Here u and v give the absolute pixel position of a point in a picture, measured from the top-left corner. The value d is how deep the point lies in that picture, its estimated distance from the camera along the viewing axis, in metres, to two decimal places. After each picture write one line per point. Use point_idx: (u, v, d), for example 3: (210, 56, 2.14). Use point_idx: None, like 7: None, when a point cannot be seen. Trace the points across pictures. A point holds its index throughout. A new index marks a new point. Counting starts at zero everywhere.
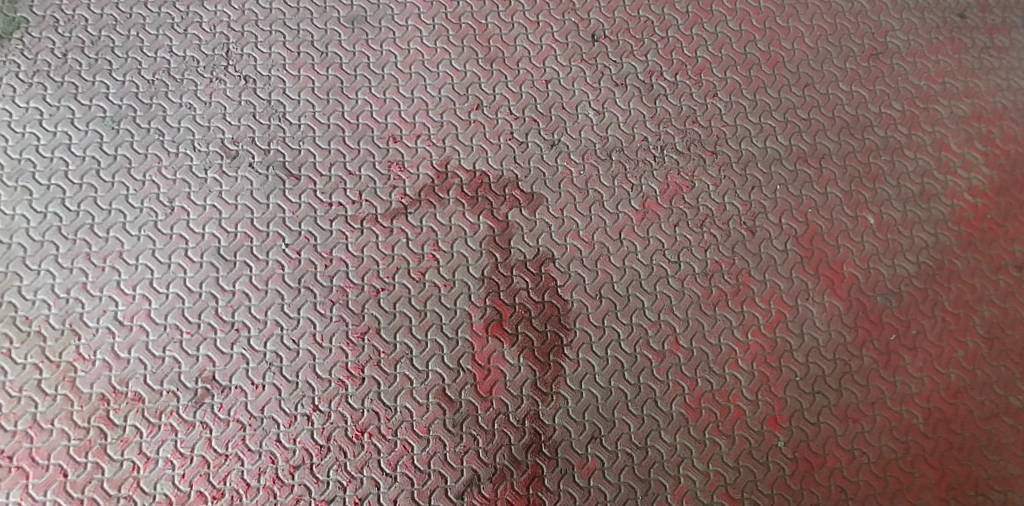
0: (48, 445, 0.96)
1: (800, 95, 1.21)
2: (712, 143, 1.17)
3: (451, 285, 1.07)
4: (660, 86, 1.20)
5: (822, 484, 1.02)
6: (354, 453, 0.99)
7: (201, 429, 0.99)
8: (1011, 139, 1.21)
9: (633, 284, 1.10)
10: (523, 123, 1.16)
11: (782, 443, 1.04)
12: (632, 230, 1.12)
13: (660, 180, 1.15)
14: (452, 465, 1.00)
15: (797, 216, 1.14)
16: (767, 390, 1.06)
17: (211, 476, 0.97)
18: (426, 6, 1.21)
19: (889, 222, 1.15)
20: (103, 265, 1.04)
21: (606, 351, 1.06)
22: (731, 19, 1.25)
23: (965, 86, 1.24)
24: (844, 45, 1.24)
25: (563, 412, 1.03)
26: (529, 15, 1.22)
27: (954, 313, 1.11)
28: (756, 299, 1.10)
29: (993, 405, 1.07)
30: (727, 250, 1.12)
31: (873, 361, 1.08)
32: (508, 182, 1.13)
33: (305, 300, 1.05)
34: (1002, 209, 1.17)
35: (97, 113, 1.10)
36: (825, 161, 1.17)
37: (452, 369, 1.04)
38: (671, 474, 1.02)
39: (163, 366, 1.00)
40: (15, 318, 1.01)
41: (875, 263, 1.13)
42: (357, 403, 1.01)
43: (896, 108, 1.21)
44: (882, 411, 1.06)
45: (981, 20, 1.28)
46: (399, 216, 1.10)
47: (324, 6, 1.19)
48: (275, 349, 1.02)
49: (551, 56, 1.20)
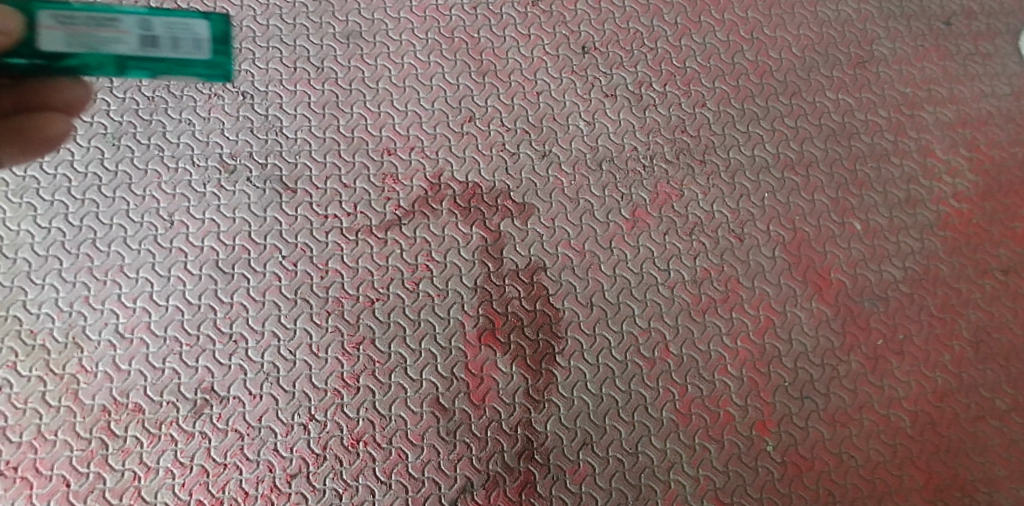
0: (52, 456, 0.98)
1: (788, 104, 1.23)
2: (701, 152, 1.19)
3: (445, 295, 1.10)
4: (650, 97, 1.22)
5: (811, 487, 1.04)
6: (350, 461, 1.02)
7: (201, 439, 1.01)
8: (995, 144, 1.23)
9: (623, 292, 1.12)
10: (515, 135, 1.18)
11: (771, 448, 1.06)
12: (623, 239, 1.14)
13: (650, 190, 1.17)
14: (446, 473, 1.02)
15: (785, 222, 1.16)
16: (757, 396, 1.08)
17: (210, 484, 0.99)
18: (419, 21, 1.24)
19: (876, 228, 1.17)
20: (104, 279, 1.06)
21: (597, 358, 1.08)
22: (719, 29, 1.27)
23: (950, 92, 1.25)
24: (831, 54, 1.26)
25: (556, 419, 1.05)
26: (521, 29, 1.25)
27: (940, 317, 1.13)
28: (745, 305, 1.12)
29: (979, 408, 1.09)
30: (716, 257, 1.14)
31: (860, 366, 1.10)
32: (500, 192, 1.15)
33: (302, 311, 1.07)
34: (987, 214, 1.19)
35: (98, 130, 1.12)
36: (813, 168, 1.19)
37: (446, 377, 1.06)
38: (661, 478, 1.04)
39: (163, 377, 1.03)
40: (20, 331, 1.03)
41: (862, 269, 1.15)
42: (353, 412, 1.03)
43: (882, 115, 1.23)
44: (869, 415, 1.08)
45: (967, 27, 1.29)
46: (393, 227, 1.12)
47: (320, 22, 1.22)
48: (272, 360, 1.05)
49: (542, 69, 1.22)
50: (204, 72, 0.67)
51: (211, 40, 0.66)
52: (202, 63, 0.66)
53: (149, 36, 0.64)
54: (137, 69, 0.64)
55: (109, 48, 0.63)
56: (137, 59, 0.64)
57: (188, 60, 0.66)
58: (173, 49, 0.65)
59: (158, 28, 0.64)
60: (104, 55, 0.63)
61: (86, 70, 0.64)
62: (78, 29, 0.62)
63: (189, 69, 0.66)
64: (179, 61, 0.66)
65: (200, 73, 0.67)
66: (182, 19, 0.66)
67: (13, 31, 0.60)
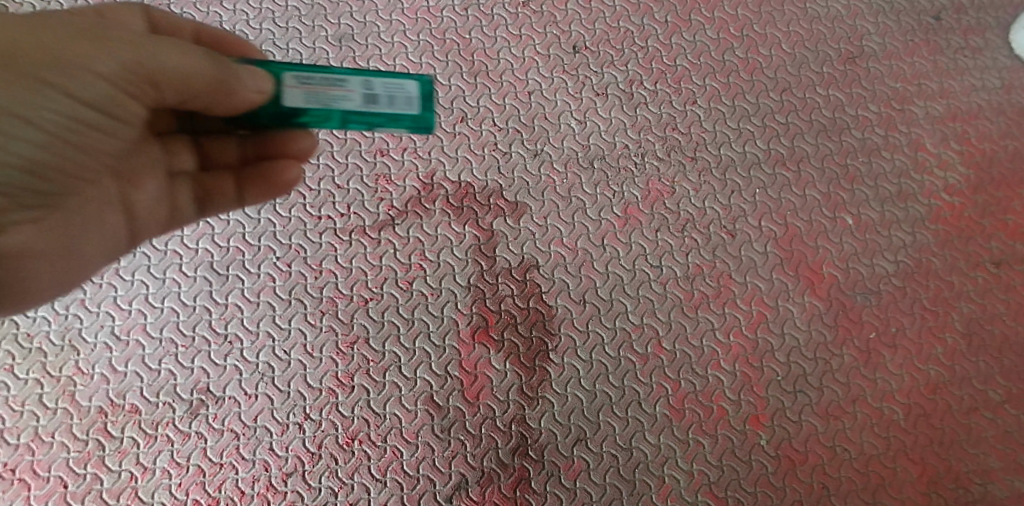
0: (49, 458, 0.99)
1: (779, 100, 1.23)
2: (692, 149, 1.20)
3: (438, 293, 1.10)
4: (641, 95, 1.23)
5: (804, 480, 1.05)
6: (345, 459, 1.02)
7: (197, 439, 1.02)
8: (986, 137, 1.23)
9: (616, 289, 1.12)
10: (506, 134, 1.19)
11: (764, 441, 1.06)
12: (615, 236, 1.15)
13: (641, 187, 1.18)
14: (441, 470, 1.02)
15: (776, 218, 1.17)
16: (750, 390, 1.08)
17: (207, 484, 1.00)
18: (411, 23, 1.24)
19: (868, 222, 1.17)
20: (100, 281, 1.07)
21: (590, 354, 1.09)
22: (709, 27, 1.27)
23: (941, 87, 1.26)
24: (820, 50, 1.27)
25: (550, 415, 1.06)
26: (512, 29, 1.25)
27: (932, 310, 1.14)
28: (738, 301, 1.12)
29: (972, 400, 1.09)
30: (708, 253, 1.15)
31: (853, 359, 1.11)
32: (493, 191, 1.16)
33: (296, 311, 1.08)
34: (979, 207, 1.19)
35: None
36: (804, 164, 1.20)
37: (440, 375, 1.06)
38: (656, 473, 1.04)
39: (159, 378, 1.04)
40: (17, 334, 1.04)
41: (855, 263, 1.15)
42: (348, 410, 1.04)
43: (873, 110, 1.24)
44: (863, 407, 1.08)
45: (956, 21, 1.30)
46: (387, 227, 1.13)
47: (313, 25, 1.23)
48: (267, 360, 1.05)
49: (534, 68, 1.23)
50: (414, 126, 0.72)
51: (421, 97, 0.71)
52: (412, 117, 0.71)
53: (369, 92, 0.69)
54: (357, 123, 0.71)
55: (337, 104, 0.69)
56: (359, 114, 0.70)
57: (400, 115, 0.71)
58: (389, 105, 0.70)
59: (378, 86, 0.70)
60: (333, 110, 0.70)
61: (315, 119, 0.71)
62: (311, 85, 0.69)
63: (401, 123, 0.71)
64: (394, 115, 0.71)
65: (409, 126, 0.72)
66: (396, 78, 0.71)
67: (268, 90, 0.70)
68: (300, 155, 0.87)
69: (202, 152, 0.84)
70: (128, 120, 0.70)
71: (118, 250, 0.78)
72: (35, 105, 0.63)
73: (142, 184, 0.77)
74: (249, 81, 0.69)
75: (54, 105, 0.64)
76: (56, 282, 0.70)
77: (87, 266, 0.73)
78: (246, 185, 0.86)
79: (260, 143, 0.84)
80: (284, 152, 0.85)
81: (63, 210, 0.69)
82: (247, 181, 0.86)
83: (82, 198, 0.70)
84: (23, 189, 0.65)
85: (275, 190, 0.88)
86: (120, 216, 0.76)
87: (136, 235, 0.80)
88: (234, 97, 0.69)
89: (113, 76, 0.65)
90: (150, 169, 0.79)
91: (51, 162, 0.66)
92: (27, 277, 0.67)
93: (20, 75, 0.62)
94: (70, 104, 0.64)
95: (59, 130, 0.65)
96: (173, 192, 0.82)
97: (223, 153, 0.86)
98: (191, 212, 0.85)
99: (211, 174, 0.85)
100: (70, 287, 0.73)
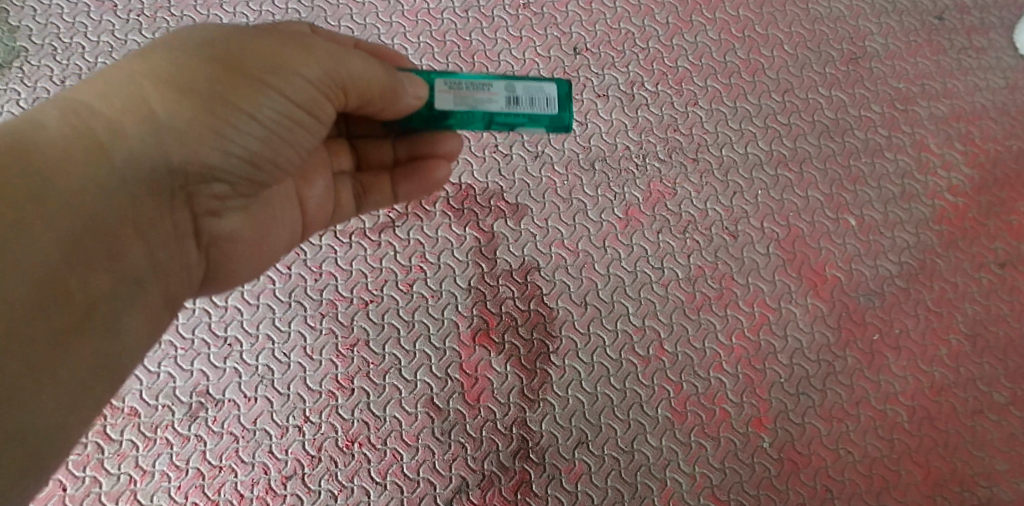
0: None
1: (781, 101, 1.23)
2: (693, 151, 1.19)
3: (438, 296, 1.10)
4: (642, 96, 1.22)
5: (808, 483, 1.04)
6: (345, 462, 1.02)
7: (196, 441, 1.01)
8: (990, 137, 1.23)
9: (617, 290, 1.12)
10: (507, 136, 1.18)
11: (767, 444, 1.06)
12: (616, 237, 1.14)
13: (643, 188, 1.17)
14: (442, 472, 1.02)
15: (778, 219, 1.16)
16: (752, 392, 1.08)
17: (206, 487, 1.00)
18: (411, 25, 1.24)
19: (870, 223, 1.17)
20: None
21: (591, 356, 1.08)
22: (711, 28, 1.27)
23: (944, 87, 1.25)
24: (823, 51, 1.26)
25: (551, 417, 1.05)
26: (513, 31, 1.25)
27: (936, 311, 1.13)
28: (740, 302, 1.12)
29: (977, 402, 1.09)
30: (710, 255, 1.14)
31: (856, 361, 1.10)
32: (493, 193, 1.15)
33: (296, 313, 1.07)
34: (983, 208, 1.19)
35: None
36: (806, 165, 1.19)
37: (441, 378, 1.06)
38: (658, 476, 1.04)
39: (158, 381, 1.03)
40: None
41: (858, 264, 1.15)
42: (348, 413, 1.04)
43: (876, 110, 1.23)
44: (866, 410, 1.08)
45: (960, 21, 1.29)
46: (387, 229, 1.12)
47: None
48: (266, 362, 1.05)
49: (534, 70, 1.22)
50: (553, 126, 0.78)
51: (559, 98, 0.78)
52: (550, 117, 0.78)
53: (512, 94, 0.77)
54: (500, 123, 0.78)
55: (482, 106, 0.77)
56: (503, 115, 0.77)
57: (541, 115, 0.77)
58: (530, 105, 0.77)
59: (519, 89, 0.77)
60: (478, 111, 0.77)
61: (460, 123, 0.79)
62: (458, 90, 0.77)
63: (540, 123, 0.78)
64: (535, 115, 0.77)
65: (547, 126, 0.78)
66: (535, 81, 0.78)
67: (422, 96, 0.77)
68: (449, 155, 0.92)
69: (359, 154, 0.91)
70: (325, 121, 0.76)
71: (291, 236, 0.88)
72: (257, 106, 0.69)
73: (313, 179, 0.87)
74: (409, 85, 0.76)
75: (273, 104, 0.70)
76: (253, 261, 0.83)
77: (268, 249, 0.84)
78: (399, 182, 0.93)
79: (413, 146, 0.91)
80: (434, 152, 0.91)
81: (261, 202, 0.80)
82: (401, 179, 0.93)
83: (271, 190, 0.81)
84: (241, 179, 0.73)
85: (426, 188, 0.95)
86: (295, 209, 0.86)
87: (305, 225, 0.89)
88: (397, 104, 0.76)
89: (318, 81, 0.71)
90: (320, 166, 0.88)
91: (267, 155, 0.73)
92: (231, 255, 0.79)
93: (246, 79, 0.68)
94: (286, 105, 0.70)
95: (277, 127, 0.71)
96: (337, 189, 0.90)
97: (379, 154, 0.92)
98: (350, 207, 0.93)
99: (369, 173, 0.93)
100: (262, 265, 0.85)
